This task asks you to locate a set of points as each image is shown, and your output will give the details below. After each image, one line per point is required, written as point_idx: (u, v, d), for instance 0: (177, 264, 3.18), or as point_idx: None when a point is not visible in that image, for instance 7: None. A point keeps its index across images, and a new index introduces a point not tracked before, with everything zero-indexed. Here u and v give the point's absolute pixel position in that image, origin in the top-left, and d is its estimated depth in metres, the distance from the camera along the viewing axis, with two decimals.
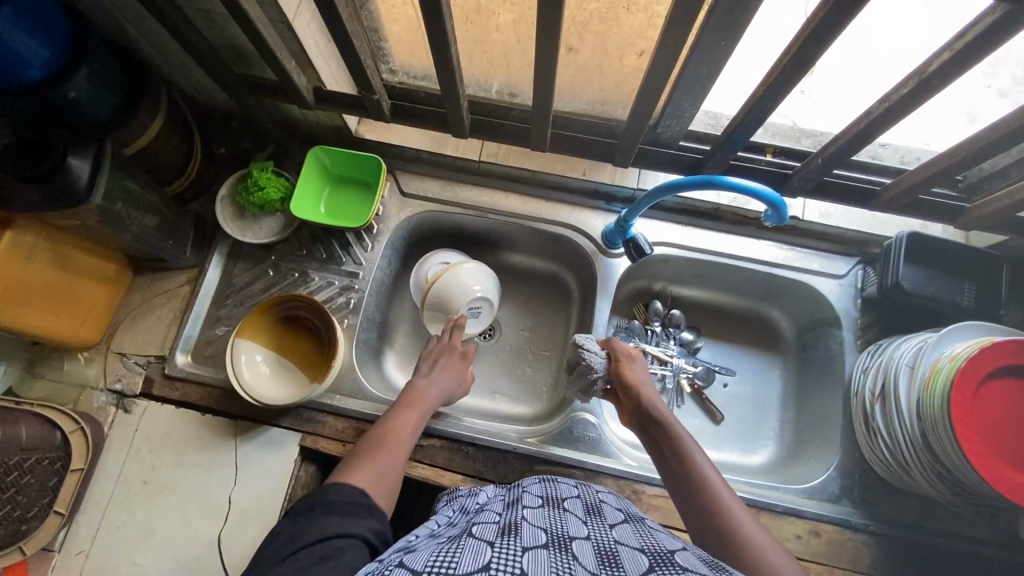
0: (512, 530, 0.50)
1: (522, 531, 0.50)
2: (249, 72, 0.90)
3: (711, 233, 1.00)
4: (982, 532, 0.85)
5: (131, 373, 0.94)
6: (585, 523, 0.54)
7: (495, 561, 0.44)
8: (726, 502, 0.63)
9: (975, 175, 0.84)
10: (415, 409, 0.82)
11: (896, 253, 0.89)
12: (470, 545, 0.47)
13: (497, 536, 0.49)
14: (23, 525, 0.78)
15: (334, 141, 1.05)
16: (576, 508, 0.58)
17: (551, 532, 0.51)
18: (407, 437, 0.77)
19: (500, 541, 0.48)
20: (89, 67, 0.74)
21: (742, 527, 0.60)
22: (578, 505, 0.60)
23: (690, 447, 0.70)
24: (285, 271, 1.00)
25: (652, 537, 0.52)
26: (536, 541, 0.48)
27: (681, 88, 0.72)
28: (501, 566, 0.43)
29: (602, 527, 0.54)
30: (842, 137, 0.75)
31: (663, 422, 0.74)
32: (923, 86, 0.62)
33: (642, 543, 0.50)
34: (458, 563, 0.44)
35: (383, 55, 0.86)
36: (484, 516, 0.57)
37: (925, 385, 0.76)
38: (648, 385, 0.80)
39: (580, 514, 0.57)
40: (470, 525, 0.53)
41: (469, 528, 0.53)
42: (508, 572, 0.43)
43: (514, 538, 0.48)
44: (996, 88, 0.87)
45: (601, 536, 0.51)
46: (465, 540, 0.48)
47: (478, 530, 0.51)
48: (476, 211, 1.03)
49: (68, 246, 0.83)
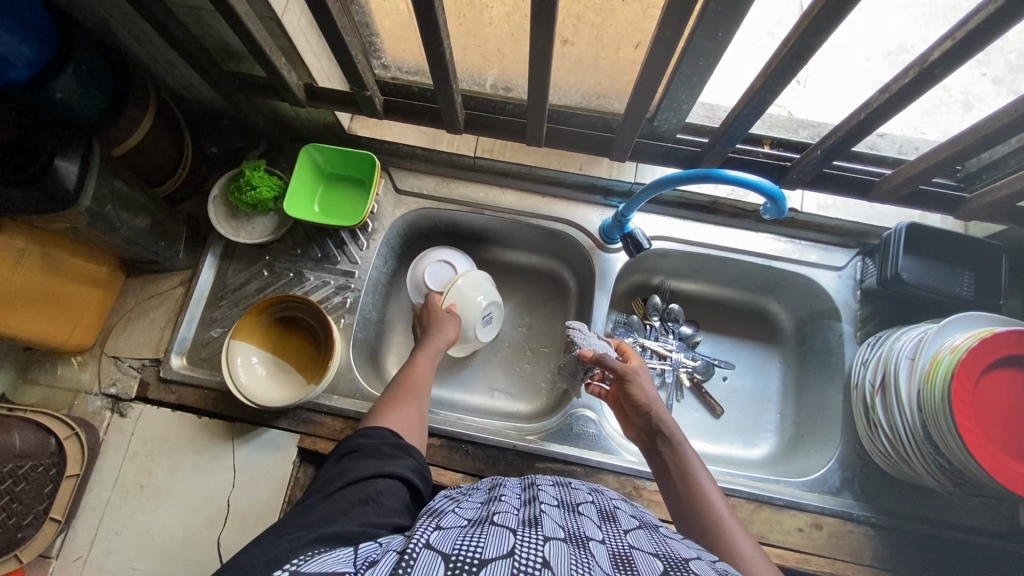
0: (532, 522, 0.49)
1: (543, 523, 0.49)
2: (238, 70, 0.88)
3: (709, 226, 0.99)
4: (983, 522, 0.85)
5: (125, 377, 0.92)
6: (599, 527, 0.53)
7: (520, 548, 0.43)
8: (727, 524, 0.62)
9: (974, 164, 0.84)
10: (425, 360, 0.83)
11: (896, 244, 0.89)
12: (494, 533, 0.45)
13: (520, 526, 0.48)
14: (18, 533, 0.79)
15: (327, 138, 1.04)
16: (591, 512, 0.56)
17: (568, 531, 0.49)
18: (429, 382, 0.80)
19: (522, 531, 0.46)
20: (75, 67, 0.73)
21: (743, 548, 0.58)
22: (592, 509, 0.58)
23: (693, 464, 0.69)
24: (280, 271, 0.99)
25: (667, 544, 0.51)
26: (556, 534, 0.47)
27: (678, 80, 0.71)
28: (524, 555, 0.42)
29: (616, 532, 0.52)
30: (841, 128, 0.75)
31: (668, 435, 0.73)
32: (925, 75, 0.61)
33: (656, 550, 0.49)
34: (484, 548, 0.43)
35: (375, 50, 0.85)
36: (502, 505, 0.55)
37: (926, 377, 0.75)
38: (650, 391, 0.77)
39: (595, 518, 0.55)
40: (491, 513, 0.52)
41: (490, 515, 0.51)
42: (530, 563, 0.41)
43: (536, 528, 0.47)
44: (990, 76, 0.86)
45: (615, 541, 0.50)
46: (488, 528, 0.47)
47: (500, 519, 0.49)
48: (472, 208, 1.02)
49: (57, 249, 0.81)
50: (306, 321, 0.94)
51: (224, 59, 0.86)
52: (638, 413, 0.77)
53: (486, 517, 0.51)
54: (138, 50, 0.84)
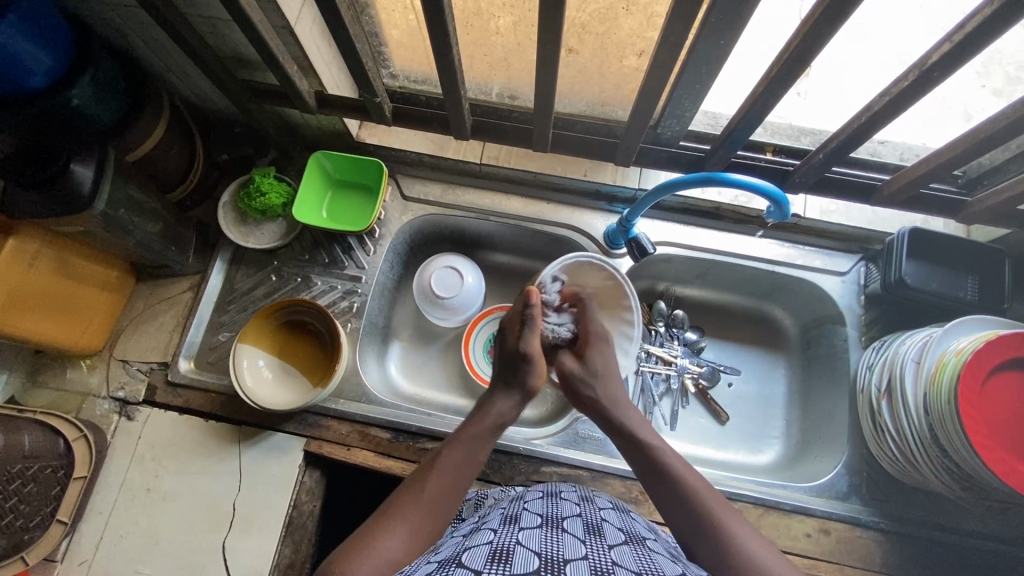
0: (502, 556, 0.48)
1: (514, 556, 0.48)
2: (252, 78, 0.91)
3: (714, 231, 1.00)
4: (992, 528, 0.84)
5: (134, 381, 0.93)
6: (583, 543, 0.53)
7: None
8: (745, 543, 0.56)
9: (975, 169, 0.85)
10: (450, 471, 0.64)
11: (899, 249, 0.89)
12: None
13: (486, 564, 0.47)
14: (26, 534, 0.78)
15: (335, 145, 1.05)
16: (576, 527, 0.56)
17: (545, 556, 0.48)
18: (444, 497, 0.62)
19: (488, 570, 0.45)
20: (92, 74, 0.75)
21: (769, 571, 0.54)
22: (577, 524, 0.57)
23: (694, 482, 0.62)
24: (288, 276, 1.00)
25: (651, 561, 0.52)
26: (527, 566, 0.46)
27: (681, 89, 0.73)
28: None
29: (600, 547, 0.52)
30: (840, 134, 0.77)
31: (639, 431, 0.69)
32: (925, 78, 0.63)
33: (639, 567, 0.50)
34: None
35: (383, 59, 0.87)
36: (477, 538, 0.54)
37: (932, 380, 0.75)
38: (611, 365, 0.80)
39: (579, 533, 0.55)
40: (463, 551, 0.51)
41: (458, 555, 0.51)
42: None
43: (504, 565, 0.46)
44: (990, 88, 0.83)
45: (598, 556, 0.50)
46: (453, 571, 0.46)
47: (468, 558, 0.49)
48: (478, 214, 1.03)
49: (70, 252, 0.83)
50: (314, 325, 0.95)
51: (237, 67, 0.89)
52: (596, 413, 0.76)
53: (456, 555, 0.51)
54: (154, 60, 0.86)
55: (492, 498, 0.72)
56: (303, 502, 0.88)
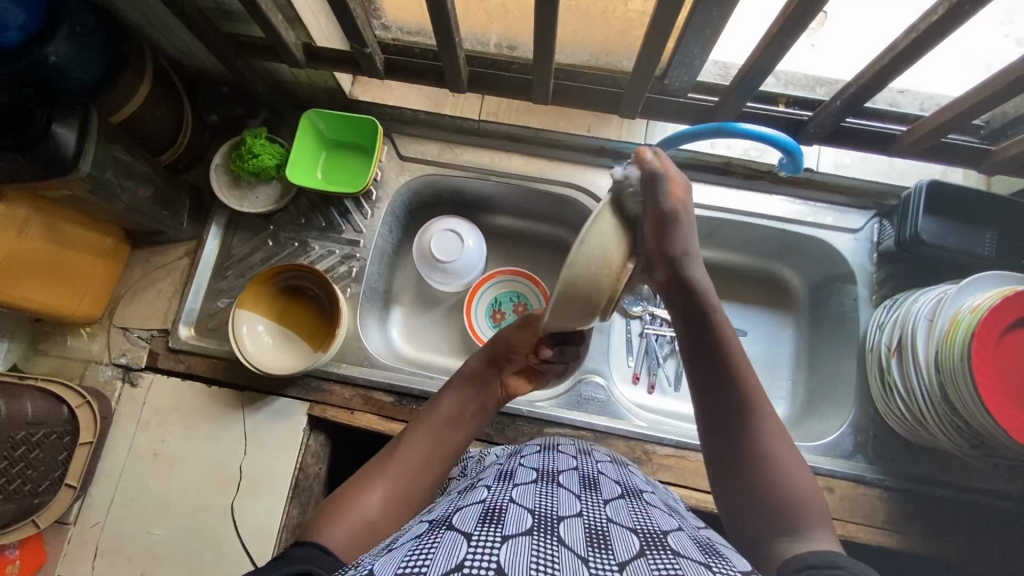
0: (494, 517, 0.47)
1: (506, 517, 0.47)
2: (235, 31, 0.86)
3: (721, 188, 0.96)
4: (997, 484, 0.84)
5: (135, 347, 0.93)
6: (577, 498, 0.52)
7: (470, 558, 0.40)
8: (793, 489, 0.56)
9: (999, 119, 0.80)
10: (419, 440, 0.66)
11: (915, 203, 0.86)
12: (447, 540, 0.43)
13: (477, 526, 0.45)
14: (35, 499, 0.79)
15: (327, 104, 1.01)
16: (572, 482, 0.56)
17: (538, 514, 0.47)
18: (418, 467, 0.64)
19: (479, 532, 0.44)
20: (68, 29, 0.70)
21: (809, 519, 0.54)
22: (573, 478, 0.57)
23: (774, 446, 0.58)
24: (285, 241, 0.98)
25: (646, 517, 0.51)
26: (520, 527, 0.45)
27: (690, 33, 0.68)
28: (475, 564, 0.39)
29: (595, 503, 0.52)
30: (861, 79, 0.73)
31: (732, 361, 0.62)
32: (956, 11, 0.58)
33: (635, 524, 0.49)
34: (433, 560, 0.40)
35: (373, 9, 0.82)
36: (471, 497, 0.54)
37: (944, 338, 0.73)
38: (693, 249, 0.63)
39: (575, 488, 0.54)
40: (454, 512, 0.51)
41: (449, 516, 0.50)
42: (483, 569, 0.39)
43: (496, 526, 0.45)
44: (1014, 36, 0.73)
45: (593, 513, 0.49)
46: (443, 534, 0.45)
47: (459, 520, 0.48)
48: (477, 174, 1.00)
49: (60, 218, 0.81)
50: (312, 291, 0.94)
51: (221, 20, 0.84)
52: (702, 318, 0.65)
53: (448, 516, 0.50)
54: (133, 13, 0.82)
55: (494, 453, 0.72)
56: (309, 465, 0.89)
